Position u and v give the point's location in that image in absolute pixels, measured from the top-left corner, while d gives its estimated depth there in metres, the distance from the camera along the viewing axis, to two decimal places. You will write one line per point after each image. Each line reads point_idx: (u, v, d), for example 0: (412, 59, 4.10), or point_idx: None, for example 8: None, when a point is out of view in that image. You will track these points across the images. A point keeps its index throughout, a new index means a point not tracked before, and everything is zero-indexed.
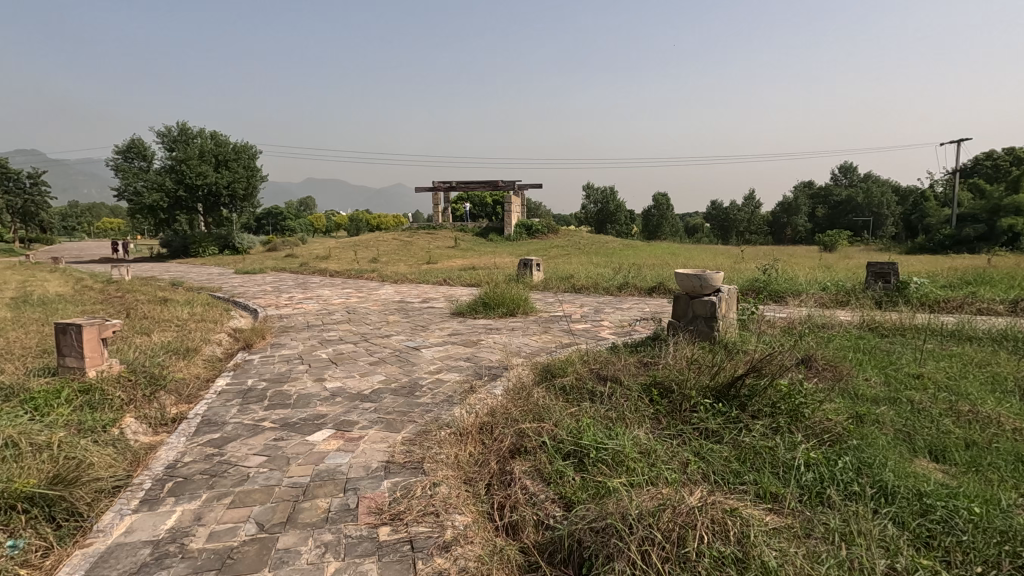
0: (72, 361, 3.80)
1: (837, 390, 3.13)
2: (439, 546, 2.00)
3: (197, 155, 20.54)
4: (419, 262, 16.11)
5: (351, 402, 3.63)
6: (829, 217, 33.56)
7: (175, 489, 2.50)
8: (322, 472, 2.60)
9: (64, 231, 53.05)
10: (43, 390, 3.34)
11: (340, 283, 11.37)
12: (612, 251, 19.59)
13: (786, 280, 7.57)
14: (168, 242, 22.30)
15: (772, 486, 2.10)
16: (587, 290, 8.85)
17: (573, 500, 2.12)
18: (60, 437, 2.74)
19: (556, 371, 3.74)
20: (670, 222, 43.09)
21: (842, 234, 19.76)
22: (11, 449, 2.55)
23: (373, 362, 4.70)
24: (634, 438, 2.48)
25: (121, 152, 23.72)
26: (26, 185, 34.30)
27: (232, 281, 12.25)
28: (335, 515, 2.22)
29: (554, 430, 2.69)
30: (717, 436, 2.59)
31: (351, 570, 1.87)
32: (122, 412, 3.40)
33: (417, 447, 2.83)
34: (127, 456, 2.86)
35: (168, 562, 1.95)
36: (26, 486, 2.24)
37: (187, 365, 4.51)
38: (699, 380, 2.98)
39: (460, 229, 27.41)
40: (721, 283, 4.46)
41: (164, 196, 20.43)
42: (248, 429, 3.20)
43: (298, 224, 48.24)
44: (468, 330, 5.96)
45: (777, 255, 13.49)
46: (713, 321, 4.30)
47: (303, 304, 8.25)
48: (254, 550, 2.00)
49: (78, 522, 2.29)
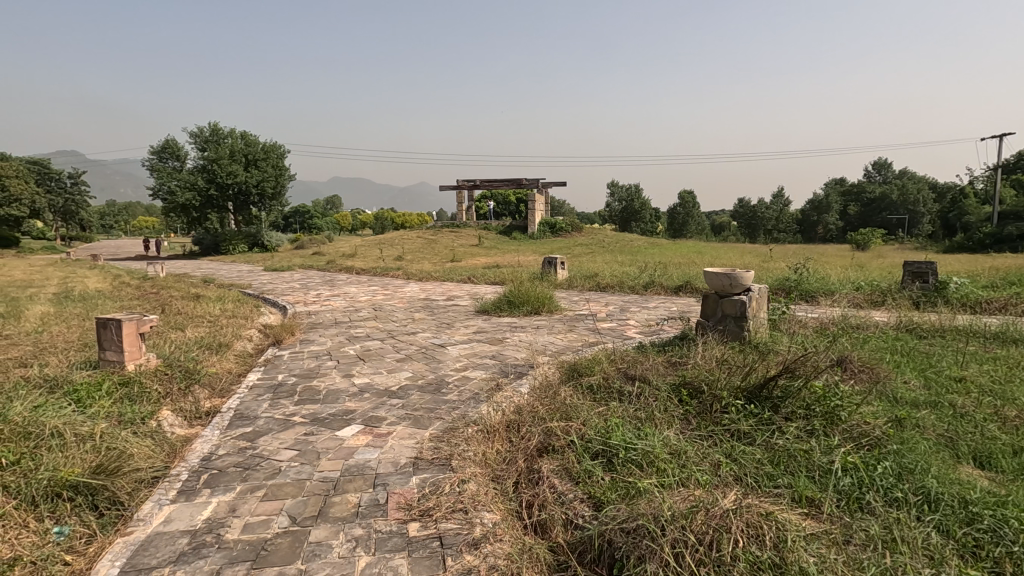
0: (112, 355, 3.92)
1: (875, 393, 3.04)
2: (469, 543, 2.00)
3: (227, 155, 20.99)
4: (444, 259, 16.20)
5: (379, 398, 3.67)
6: (862, 216, 32.62)
7: (211, 480, 2.56)
8: (351, 468, 2.63)
9: (102, 230, 54.89)
10: (85, 384, 3.46)
11: (367, 281, 11.52)
12: (636, 249, 19.43)
13: (819, 279, 7.37)
14: (200, 241, 22.88)
15: (809, 490, 2.05)
16: (612, 289, 8.77)
17: (602, 500, 2.10)
18: (102, 428, 2.83)
19: (583, 370, 3.71)
20: (696, 220, 42.59)
21: (876, 233, 19.15)
22: (57, 439, 2.64)
23: (400, 359, 4.75)
24: (664, 439, 2.45)
25: (156, 152, 24.41)
26: (66, 185, 35.47)
27: (261, 278, 12.47)
28: (365, 510, 2.24)
29: (582, 429, 2.68)
30: (749, 438, 2.54)
31: (382, 565, 1.89)
32: (159, 405, 3.50)
33: (445, 443, 2.84)
34: (165, 449, 2.95)
35: (205, 552, 2.00)
36: (70, 475, 2.33)
37: (220, 360, 4.61)
38: (731, 380, 2.93)
39: (484, 228, 27.48)
40: (752, 282, 4.37)
41: (196, 195, 20.94)
42: (279, 424, 3.26)
43: (326, 223, 49.03)
44: (494, 328, 5.97)
45: (808, 254, 13.11)
46: (743, 321, 4.23)
47: (331, 301, 8.38)
48: (287, 543, 2.03)
49: (119, 511, 2.36)
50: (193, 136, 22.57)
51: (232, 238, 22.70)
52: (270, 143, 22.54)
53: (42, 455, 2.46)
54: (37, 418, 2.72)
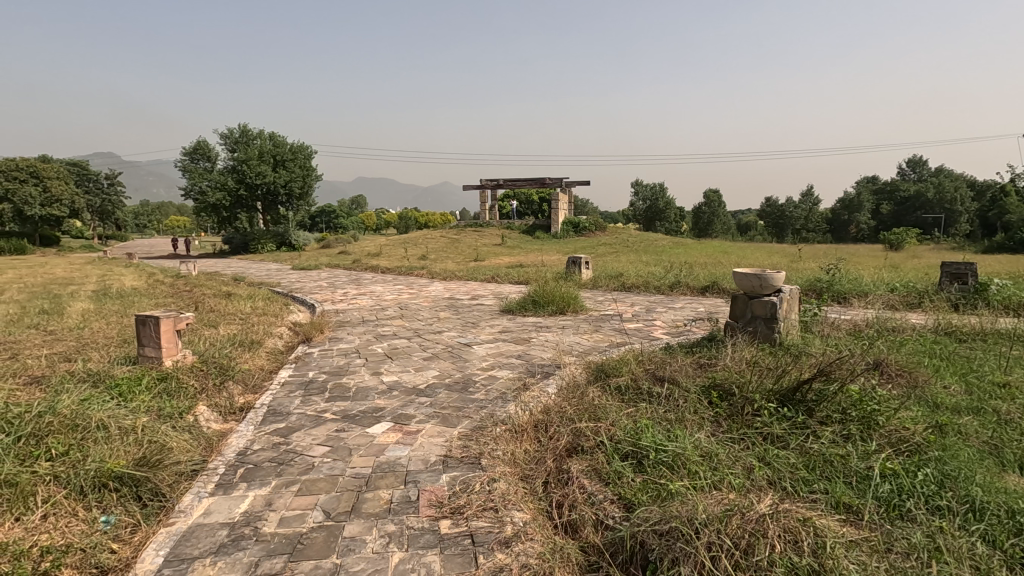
0: (151, 351, 4.05)
1: (913, 398, 2.96)
2: (500, 541, 2.02)
3: (257, 155, 21.45)
4: (469, 259, 16.29)
5: (407, 396, 3.72)
6: (895, 216, 31.71)
7: (247, 475, 2.62)
8: (382, 464, 2.67)
9: (137, 229, 56.52)
10: (126, 378, 3.59)
11: (392, 280, 11.64)
12: (660, 249, 19.27)
13: (851, 280, 7.20)
14: (230, 240, 23.44)
15: (846, 496, 2.01)
16: (638, 289, 8.71)
17: (633, 502, 2.10)
18: (143, 422, 2.93)
19: (611, 370, 3.70)
20: (722, 219, 42.10)
21: (910, 233, 18.58)
22: (101, 431, 2.74)
23: (427, 358, 4.79)
24: (695, 441, 2.43)
25: (188, 153, 25.12)
26: (104, 185, 36.57)
27: (289, 277, 12.69)
28: (397, 507, 2.28)
29: (611, 430, 2.68)
30: (783, 442, 2.50)
31: (415, 561, 1.92)
32: (195, 400, 3.60)
33: (474, 442, 2.86)
34: (202, 443, 3.04)
35: (244, 544, 2.05)
36: (116, 466, 2.43)
37: (252, 357, 4.73)
38: (763, 384, 2.89)
39: (507, 227, 27.55)
40: (783, 283, 4.29)
41: (226, 195, 21.47)
42: (312, 420, 3.33)
43: (351, 224, 49.82)
44: (519, 328, 5.98)
45: (839, 254, 12.79)
46: (773, 323, 4.16)
47: (358, 300, 8.50)
48: (322, 537, 2.07)
49: (161, 502, 2.44)
50: (224, 137, 23.15)
51: (261, 237, 23.16)
52: (298, 143, 22.95)
53: (90, 447, 2.56)
54: (83, 411, 2.82)
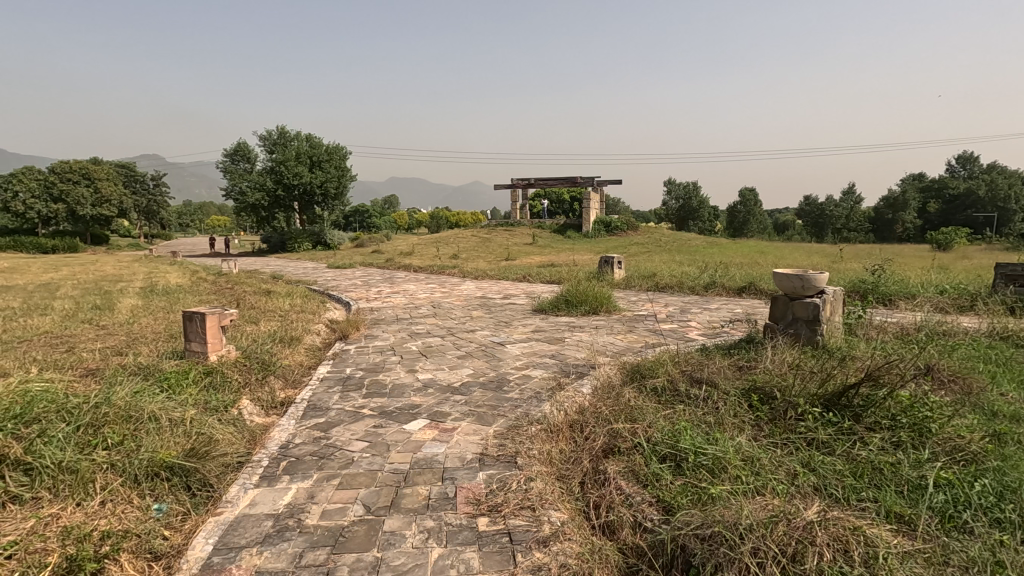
0: (197, 345, 4.19)
1: (967, 405, 2.84)
2: (538, 541, 2.02)
3: (294, 156, 22.03)
4: (501, 257, 16.31)
5: (442, 394, 3.75)
6: (943, 215, 30.33)
7: (290, 467, 2.70)
8: (420, 461, 2.70)
9: (180, 228, 58.70)
10: (175, 372, 3.73)
11: (425, 279, 11.77)
12: (695, 249, 18.94)
13: (898, 281, 6.96)
14: (268, 239, 24.15)
15: (898, 506, 1.94)
16: (672, 289, 8.59)
17: (672, 505, 2.07)
18: (191, 414, 3.05)
19: (646, 371, 3.65)
20: (758, 219, 41.18)
21: (959, 233, 17.72)
22: (153, 422, 2.86)
23: (460, 356, 4.83)
24: (736, 445, 2.38)
25: (229, 154, 26.02)
26: (150, 186, 38.08)
27: (325, 275, 13.00)
28: (435, 503, 2.30)
29: (648, 432, 2.64)
30: (828, 449, 2.42)
31: (453, 557, 1.94)
32: (240, 394, 3.72)
33: (510, 441, 2.87)
34: (246, 436, 3.13)
35: (288, 535, 2.11)
36: (168, 457, 2.54)
37: (292, 353, 4.85)
38: (806, 388, 2.83)
39: (538, 226, 27.50)
40: (826, 284, 4.16)
41: (265, 195, 22.18)
42: (350, 415, 3.40)
43: (384, 223, 50.63)
44: (553, 327, 5.96)
45: (883, 255, 12.35)
46: (816, 325, 4.06)
47: (392, 298, 8.63)
48: (363, 531, 2.11)
49: (209, 493, 2.53)
50: (263, 139, 23.91)
51: (297, 237, 23.71)
52: (334, 144, 23.41)
53: (143, 437, 2.68)
54: (136, 403, 2.95)
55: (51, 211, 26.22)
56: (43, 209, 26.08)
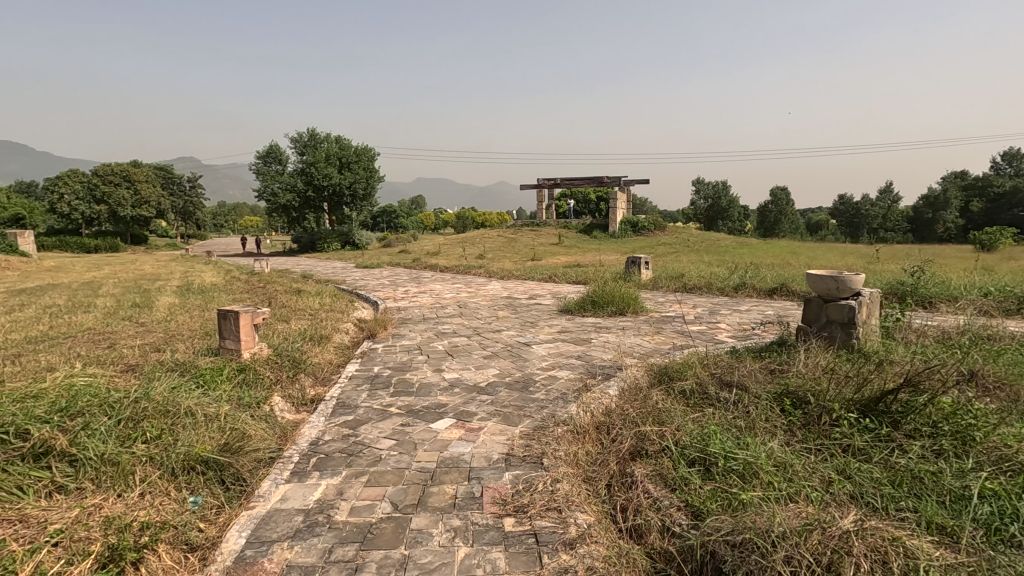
0: (230, 343, 4.31)
1: (1015, 413, 2.71)
2: (564, 542, 2.01)
3: (324, 158, 22.42)
4: (527, 258, 16.28)
5: (469, 393, 3.77)
6: (988, 214, 29.12)
7: (319, 464, 2.74)
8: (446, 460, 2.71)
9: (215, 228, 60.37)
10: (210, 368, 3.84)
11: (451, 278, 11.85)
12: (724, 249, 18.61)
13: (939, 283, 6.71)
14: (298, 239, 24.65)
15: (939, 517, 1.87)
16: (700, 290, 8.46)
17: (702, 510, 2.04)
18: (226, 410, 3.13)
19: (675, 373, 3.60)
20: (790, 218, 40.24)
21: (1004, 232, 16.97)
22: (189, 417, 2.95)
23: (486, 356, 4.85)
24: (768, 450, 2.33)
25: (262, 157, 26.65)
26: (186, 188, 39.22)
27: (354, 275, 13.19)
28: (462, 502, 2.31)
29: (677, 435, 2.61)
30: (865, 456, 2.35)
31: (480, 557, 1.94)
32: (271, 391, 3.81)
33: (536, 442, 2.86)
34: (278, 432, 3.20)
35: (318, 530, 2.15)
36: (203, 451, 2.61)
37: (321, 351, 4.94)
38: (841, 392, 2.75)
39: (564, 227, 27.40)
40: (863, 286, 4.03)
41: (295, 196, 22.68)
42: (378, 414, 3.44)
43: (411, 223, 51.20)
44: (579, 328, 5.93)
45: (924, 256, 11.93)
46: (851, 328, 3.92)
47: (419, 297, 8.71)
48: (390, 528, 2.13)
49: (242, 487, 2.60)
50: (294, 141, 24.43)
51: (326, 237, 24.11)
52: (363, 145, 23.72)
53: (180, 432, 2.77)
54: (173, 398, 3.04)
55: (94, 212, 27.24)
56: (87, 210, 27.10)
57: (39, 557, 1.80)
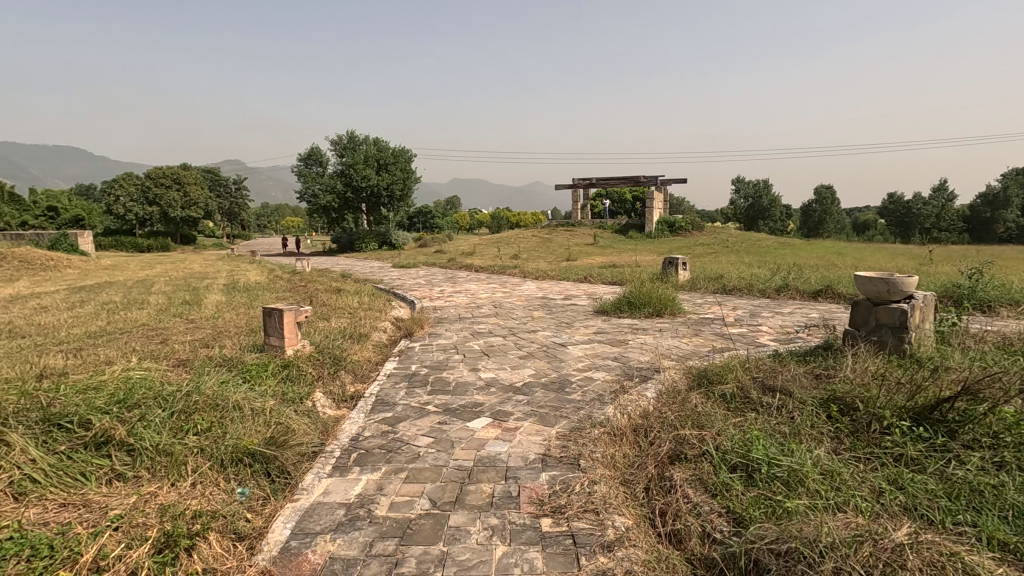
0: (275, 340, 4.44)
1: None
2: (602, 545, 2.00)
3: (362, 159, 22.87)
4: (562, 258, 16.20)
5: (505, 393, 3.79)
6: None
7: (360, 459, 2.80)
8: (483, 459, 2.73)
9: (258, 228, 62.44)
10: (255, 364, 3.97)
11: (486, 278, 11.92)
12: (766, 250, 18.13)
13: (999, 286, 6.35)
14: (337, 238, 25.27)
15: (1002, 533, 1.78)
16: (740, 292, 8.27)
17: (744, 517, 1.99)
18: (271, 405, 3.24)
19: (714, 376, 3.52)
20: (835, 218, 38.84)
21: None
22: (237, 411, 3.06)
23: (522, 356, 4.86)
24: (814, 458, 2.26)
25: (303, 159, 27.42)
26: (232, 190, 40.66)
27: (391, 275, 13.41)
28: (499, 501, 2.33)
29: (717, 439, 2.56)
30: (919, 466, 2.25)
31: (518, 556, 1.95)
32: (313, 387, 3.91)
33: (573, 443, 2.85)
34: (320, 427, 3.29)
35: (359, 524, 2.20)
36: (250, 444, 2.72)
37: (361, 349, 5.04)
38: (892, 399, 2.65)
39: (600, 227, 27.17)
40: (915, 289, 3.86)
41: (335, 198, 23.29)
42: (416, 411, 3.49)
43: (445, 223, 51.68)
44: (615, 329, 5.88)
45: (982, 257, 11.34)
46: (903, 333, 3.76)
47: (455, 297, 8.79)
48: (429, 525, 2.16)
49: (286, 480, 2.69)
50: (335, 144, 25.05)
51: (365, 237, 24.56)
52: (400, 147, 24.09)
53: (228, 425, 2.87)
54: (222, 392, 3.16)
55: (147, 213, 28.53)
56: (140, 211, 28.41)
57: (102, 540, 1.90)
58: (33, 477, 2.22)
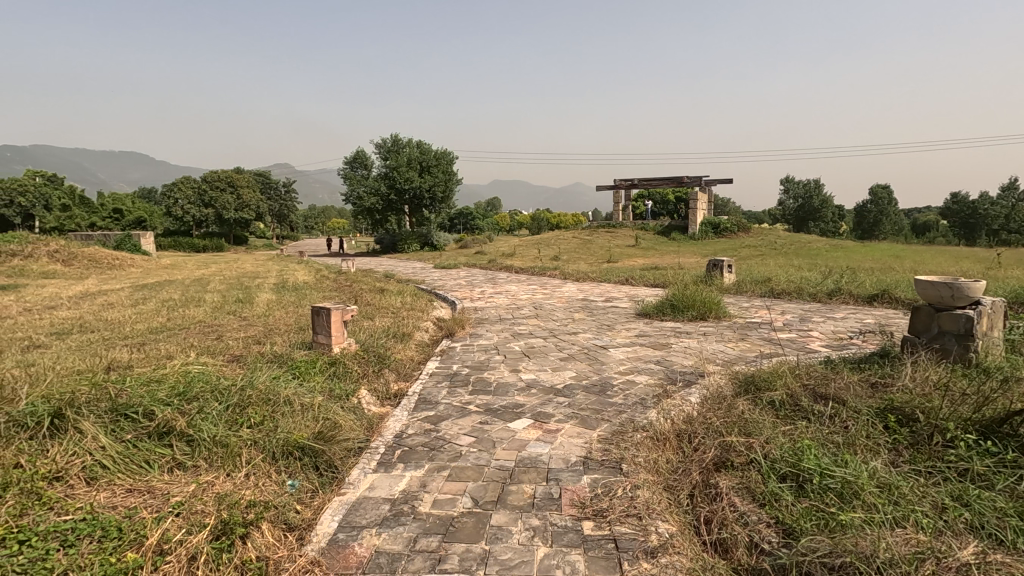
0: (322, 338, 4.58)
1: None
2: (645, 550, 1.98)
3: (406, 162, 23.30)
4: (603, 259, 16.07)
5: (545, 395, 3.79)
6: None
7: (404, 456, 2.86)
8: (524, 460, 2.74)
9: (306, 230, 64.45)
10: (304, 361, 4.11)
11: (526, 280, 11.92)
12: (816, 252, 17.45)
13: None
14: (381, 239, 25.82)
15: None
16: (789, 295, 7.99)
17: (794, 529, 1.93)
18: (319, 400, 3.34)
19: (761, 382, 3.41)
20: (892, 219, 37.03)
21: None
22: (287, 405, 3.18)
23: (563, 358, 4.84)
24: (870, 470, 2.17)
25: (349, 162, 28.16)
26: (281, 193, 42.14)
27: (433, 275, 13.61)
28: (541, 502, 2.33)
29: (765, 447, 2.48)
30: (986, 482, 2.13)
31: (560, 558, 1.95)
32: (358, 384, 4.02)
33: (615, 447, 2.82)
34: (365, 423, 3.37)
35: (403, 520, 2.24)
36: (300, 438, 2.81)
37: (404, 348, 5.15)
38: (957, 412, 2.52)
39: (642, 228, 26.80)
40: (982, 295, 3.64)
41: (378, 199, 23.80)
42: (458, 411, 3.53)
43: (486, 224, 52.09)
44: (658, 333, 5.78)
45: None
46: (968, 341, 3.56)
47: (495, 298, 8.84)
48: (471, 523, 2.19)
49: (333, 474, 2.77)
50: (379, 147, 25.60)
51: (407, 238, 25.01)
52: (441, 149, 24.41)
53: (279, 419, 2.99)
54: (274, 387, 3.28)
55: (203, 215, 29.88)
56: (197, 214, 29.79)
57: (165, 525, 2.01)
58: (103, 463, 2.37)
